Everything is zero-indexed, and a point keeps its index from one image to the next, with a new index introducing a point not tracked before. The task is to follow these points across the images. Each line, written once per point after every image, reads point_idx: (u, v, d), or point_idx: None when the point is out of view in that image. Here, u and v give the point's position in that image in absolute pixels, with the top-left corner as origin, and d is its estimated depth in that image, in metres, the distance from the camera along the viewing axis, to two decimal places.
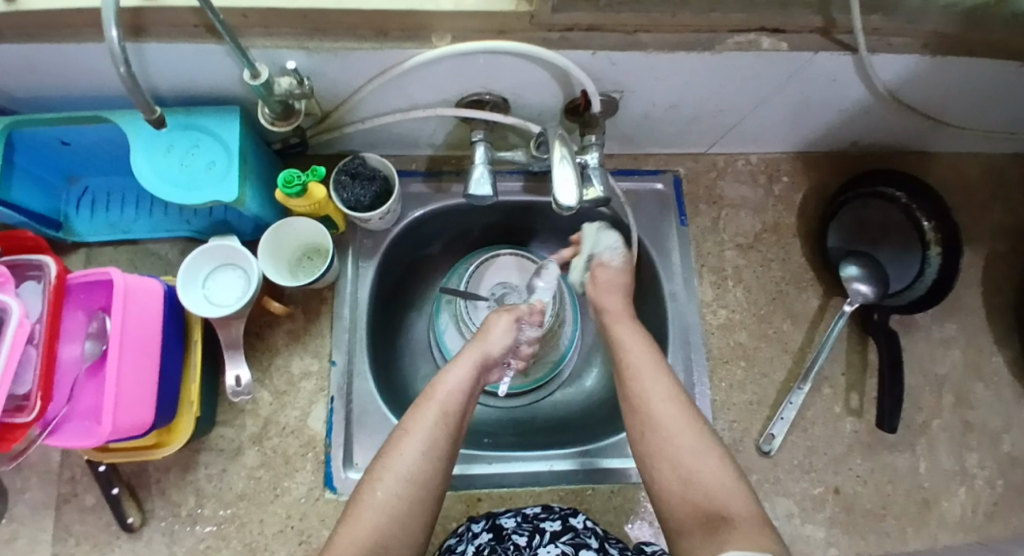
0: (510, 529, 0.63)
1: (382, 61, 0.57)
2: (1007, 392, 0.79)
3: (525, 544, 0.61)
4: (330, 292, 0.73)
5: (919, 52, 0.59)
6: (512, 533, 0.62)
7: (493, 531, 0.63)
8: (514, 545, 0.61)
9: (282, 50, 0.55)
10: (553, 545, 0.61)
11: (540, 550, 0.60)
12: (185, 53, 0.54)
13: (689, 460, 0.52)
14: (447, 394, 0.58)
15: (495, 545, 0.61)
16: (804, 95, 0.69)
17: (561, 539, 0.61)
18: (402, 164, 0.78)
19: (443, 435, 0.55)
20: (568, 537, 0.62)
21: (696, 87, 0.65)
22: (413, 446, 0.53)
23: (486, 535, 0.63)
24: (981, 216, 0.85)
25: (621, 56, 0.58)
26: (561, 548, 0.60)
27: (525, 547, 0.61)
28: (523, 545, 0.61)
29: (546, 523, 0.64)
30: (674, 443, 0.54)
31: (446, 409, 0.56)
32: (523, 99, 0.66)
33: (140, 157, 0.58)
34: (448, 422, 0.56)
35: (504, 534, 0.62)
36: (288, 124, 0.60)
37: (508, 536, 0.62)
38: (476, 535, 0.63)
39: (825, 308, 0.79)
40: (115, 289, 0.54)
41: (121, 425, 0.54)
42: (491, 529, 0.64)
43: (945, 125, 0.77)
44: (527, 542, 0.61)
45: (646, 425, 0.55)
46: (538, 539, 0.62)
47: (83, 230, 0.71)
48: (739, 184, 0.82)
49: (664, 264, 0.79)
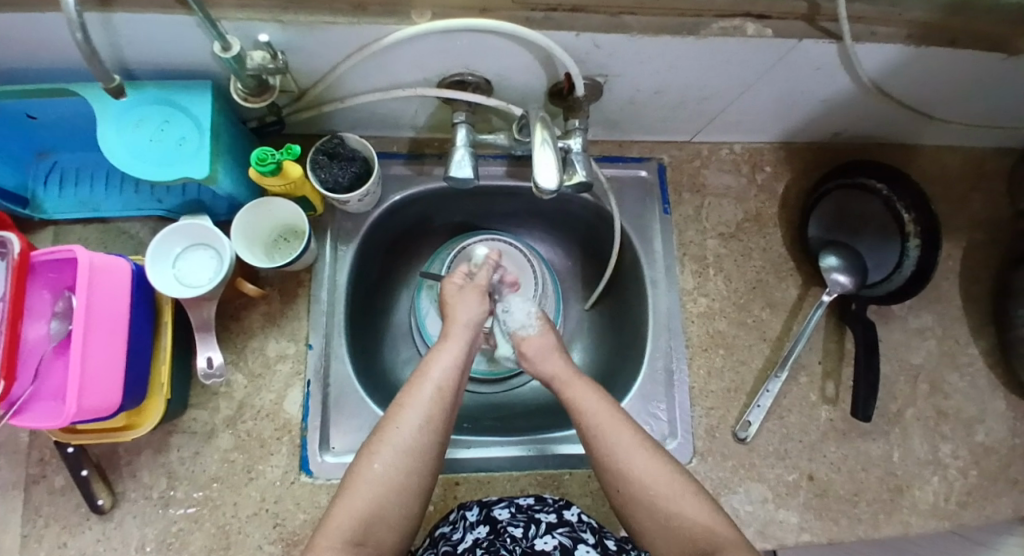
0: (504, 521, 0.63)
1: (360, 37, 0.56)
2: (980, 382, 0.81)
3: (521, 536, 0.62)
4: (307, 275, 0.72)
5: (901, 42, 0.59)
6: (507, 525, 0.63)
7: (490, 524, 0.63)
8: (510, 537, 0.62)
9: (254, 23, 0.53)
10: (550, 536, 0.62)
11: (535, 541, 0.62)
12: (154, 24, 0.52)
13: (664, 503, 0.56)
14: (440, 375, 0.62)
15: (493, 540, 0.61)
16: (788, 84, 0.68)
17: (557, 530, 0.62)
18: (383, 145, 0.76)
19: (439, 408, 0.60)
20: (564, 529, 0.63)
21: (681, 72, 0.64)
22: (407, 420, 0.58)
23: (482, 527, 0.63)
24: (958, 209, 0.85)
25: (605, 39, 0.57)
26: (557, 540, 0.61)
27: (521, 538, 0.62)
28: (519, 536, 0.62)
29: (542, 514, 0.64)
30: (638, 475, 0.57)
31: (442, 385, 0.61)
32: (505, 80, 0.65)
33: (107, 130, 0.57)
34: (441, 400, 0.60)
35: (499, 527, 0.63)
36: (261, 101, 0.58)
37: (505, 529, 0.62)
38: (472, 525, 0.64)
39: (805, 298, 0.79)
40: (80, 267, 0.53)
41: (86, 408, 0.53)
42: (485, 520, 0.64)
43: (925, 118, 0.77)
44: (524, 534, 0.62)
45: (626, 451, 0.58)
46: (534, 529, 0.63)
47: (52, 208, 0.69)
48: (722, 172, 0.82)
49: (646, 251, 0.79)
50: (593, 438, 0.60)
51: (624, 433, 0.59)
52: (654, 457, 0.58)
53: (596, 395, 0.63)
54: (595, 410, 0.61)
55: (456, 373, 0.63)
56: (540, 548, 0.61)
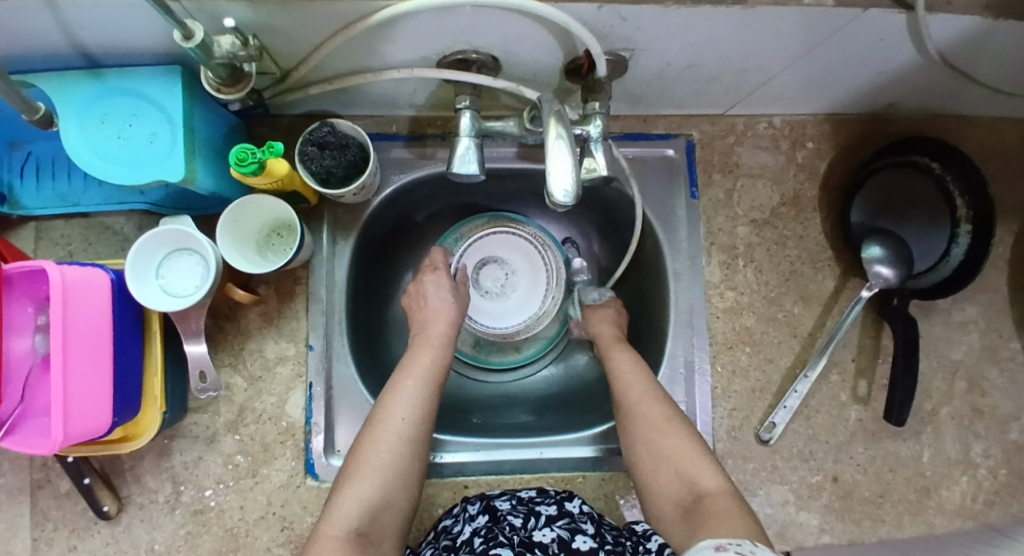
0: (505, 511, 0.62)
1: (343, 14, 0.47)
2: (1023, 379, 0.75)
3: (521, 526, 0.60)
4: (304, 272, 0.68)
5: (983, 13, 0.49)
6: (507, 515, 0.61)
7: (490, 513, 0.62)
8: (509, 525, 0.60)
9: (220, 3, 0.45)
10: (548, 529, 0.60)
11: (535, 533, 0.59)
12: (106, 7, 0.45)
13: (657, 437, 0.58)
14: (428, 366, 0.61)
15: (492, 527, 0.60)
16: (842, 55, 0.58)
17: (556, 523, 0.60)
18: (380, 126, 0.69)
19: (429, 397, 0.59)
20: (563, 522, 0.60)
21: (716, 44, 0.55)
22: (405, 407, 0.57)
23: (482, 517, 0.62)
24: (1018, 188, 0.77)
25: (631, 11, 0.48)
26: (556, 533, 0.59)
27: (520, 528, 0.60)
28: (519, 526, 0.60)
29: (543, 506, 0.62)
30: (647, 425, 0.59)
31: (432, 373, 0.61)
32: (515, 57, 0.57)
33: (72, 128, 0.51)
34: (429, 387, 0.59)
35: (499, 515, 0.61)
36: (236, 90, 0.52)
37: (504, 517, 0.61)
38: (473, 517, 0.62)
39: (841, 291, 0.73)
40: (52, 287, 0.49)
41: (74, 434, 0.51)
42: (486, 510, 0.62)
43: (995, 88, 0.67)
44: (523, 524, 0.60)
45: (638, 390, 0.61)
46: (533, 521, 0.61)
47: (30, 203, 0.64)
48: (758, 150, 0.73)
49: (670, 239, 0.72)
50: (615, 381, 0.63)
51: (639, 377, 0.63)
52: (660, 407, 0.60)
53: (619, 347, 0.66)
54: (619, 364, 0.64)
55: (443, 361, 0.62)
56: (539, 540, 0.59)
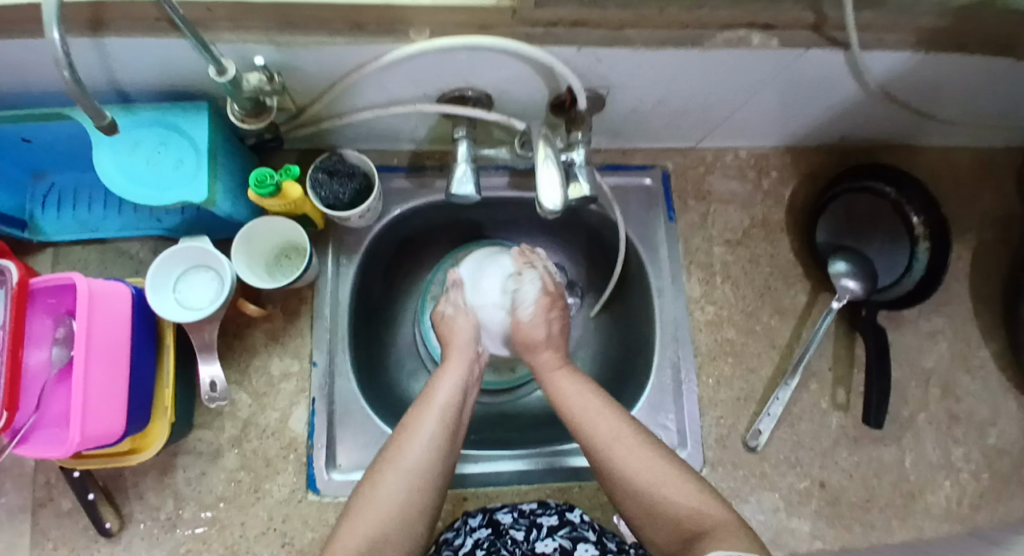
0: (507, 524, 0.62)
1: (357, 56, 0.54)
2: (992, 385, 0.79)
3: (522, 539, 0.60)
4: (310, 292, 0.72)
5: (910, 50, 0.57)
6: (510, 528, 0.62)
7: (491, 526, 0.62)
8: (512, 539, 0.60)
9: (249, 45, 0.51)
10: (550, 539, 0.60)
11: (537, 544, 0.60)
12: (150, 48, 0.51)
13: (653, 487, 0.53)
14: (445, 399, 0.59)
15: (495, 540, 0.60)
16: (797, 89, 0.66)
17: (558, 532, 0.61)
18: (383, 158, 0.76)
19: (446, 434, 0.57)
20: (565, 531, 0.61)
21: (683, 83, 0.63)
22: (419, 442, 0.55)
23: (484, 529, 0.62)
24: (969, 209, 0.84)
25: (606, 52, 0.55)
26: (558, 542, 0.60)
27: (522, 541, 0.60)
28: (521, 539, 0.60)
29: (544, 517, 0.63)
30: (626, 468, 0.54)
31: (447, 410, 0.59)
32: (507, 94, 0.64)
33: (104, 153, 0.56)
34: (447, 424, 0.58)
35: (501, 529, 0.62)
36: (258, 121, 0.58)
37: (506, 531, 0.61)
38: (474, 529, 0.63)
39: (813, 304, 0.78)
40: (80, 295, 0.52)
41: (90, 437, 0.53)
42: (488, 524, 0.63)
43: (935, 119, 0.76)
44: (525, 536, 0.61)
45: (608, 433, 0.57)
46: (535, 533, 0.61)
47: (51, 229, 0.69)
48: (728, 178, 0.81)
49: (652, 258, 0.78)
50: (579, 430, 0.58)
51: (607, 416, 0.58)
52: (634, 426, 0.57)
53: (583, 385, 0.62)
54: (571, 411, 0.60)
55: (461, 392, 0.61)
56: (541, 550, 0.59)
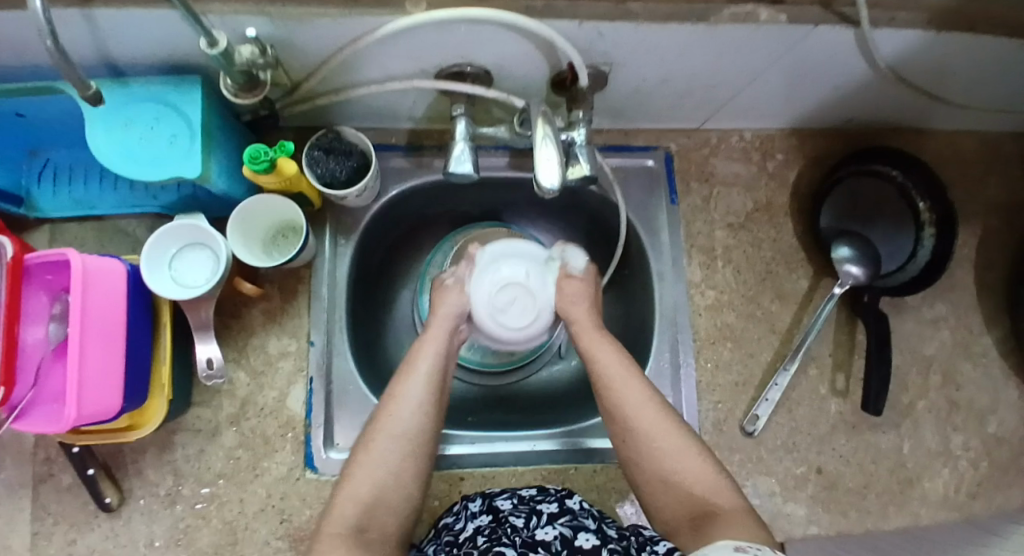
0: (506, 511, 0.60)
1: (351, 29, 0.52)
2: (994, 372, 0.79)
3: (522, 525, 0.57)
4: (308, 271, 0.71)
5: (922, 28, 0.55)
6: (509, 516, 0.59)
7: (491, 513, 0.61)
8: (511, 525, 0.57)
9: (240, 16, 0.50)
10: (550, 527, 0.56)
11: (536, 531, 0.56)
12: (140, 19, 0.49)
13: (667, 458, 0.55)
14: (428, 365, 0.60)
15: (493, 527, 0.58)
16: (804, 68, 0.64)
17: (558, 520, 0.57)
18: (381, 137, 0.75)
19: (434, 396, 0.58)
20: (566, 519, 0.57)
21: (686, 61, 0.62)
22: (409, 405, 0.57)
23: (484, 516, 0.61)
24: (976, 195, 0.82)
25: (608, 27, 0.53)
26: (558, 529, 0.55)
27: (522, 527, 0.57)
28: (520, 526, 0.57)
29: (543, 503, 0.60)
30: (647, 438, 0.56)
31: (432, 373, 0.60)
32: (505, 70, 0.63)
33: (97, 129, 0.55)
34: (433, 388, 0.59)
35: (501, 516, 0.59)
36: (253, 96, 0.56)
37: (506, 519, 0.58)
38: (475, 515, 0.62)
39: (815, 290, 0.77)
40: (74, 271, 0.52)
41: (86, 413, 0.53)
42: (487, 509, 0.62)
43: (944, 102, 0.74)
44: (525, 524, 0.57)
45: (634, 402, 0.58)
46: (535, 520, 0.58)
47: (48, 206, 0.68)
48: (731, 161, 0.79)
49: (653, 242, 0.77)
50: (605, 390, 0.60)
51: (633, 385, 0.59)
52: (656, 412, 0.57)
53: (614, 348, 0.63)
54: (605, 376, 0.60)
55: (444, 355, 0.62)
56: (541, 538, 0.54)
